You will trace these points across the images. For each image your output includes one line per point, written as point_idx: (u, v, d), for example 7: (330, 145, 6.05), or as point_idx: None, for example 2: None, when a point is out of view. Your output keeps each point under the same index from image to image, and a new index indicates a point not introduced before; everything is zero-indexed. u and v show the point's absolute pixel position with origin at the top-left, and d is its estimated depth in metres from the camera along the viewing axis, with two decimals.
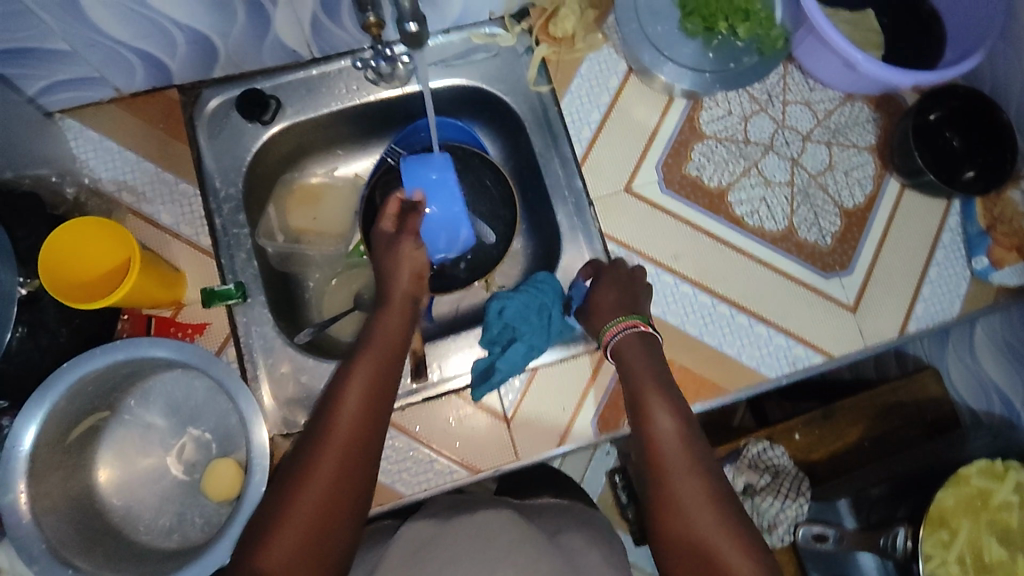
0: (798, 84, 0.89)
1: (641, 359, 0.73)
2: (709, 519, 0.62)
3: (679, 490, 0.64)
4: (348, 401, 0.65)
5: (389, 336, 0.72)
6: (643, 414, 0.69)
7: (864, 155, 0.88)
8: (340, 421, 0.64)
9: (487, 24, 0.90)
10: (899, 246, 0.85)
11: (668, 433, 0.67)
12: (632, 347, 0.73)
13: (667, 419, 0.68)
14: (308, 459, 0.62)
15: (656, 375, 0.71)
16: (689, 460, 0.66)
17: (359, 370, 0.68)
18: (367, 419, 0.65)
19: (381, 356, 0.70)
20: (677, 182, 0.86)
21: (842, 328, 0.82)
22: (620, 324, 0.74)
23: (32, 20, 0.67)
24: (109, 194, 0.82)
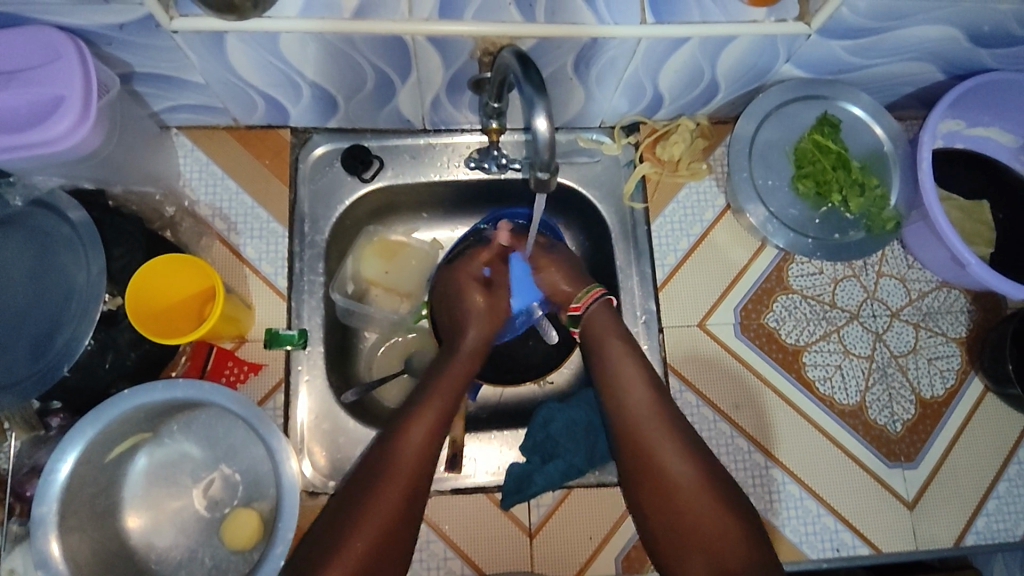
0: (897, 258, 0.87)
1: (613, 337, 0.76)
2: (697, 492, 0.68)
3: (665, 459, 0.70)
4: (412, 441, 0.69)
5: (451, 392, 0.74)
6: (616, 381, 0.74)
7: (952, 346, 0.86)
8: (404, 458, 0.68)
9: (595, 130, 0.89)
10: (971, 451, 0.82)
11: (644, 404, 0.72)
12: (602, 316, 0.78)
13: (638, 386, 0.73)
14: (373, 487, 0.66)
15: (630, 349, 0.75)
16: (672, 429, 0.71)
17: (421, 423, 0.70)
18: (425, 462, 0.68)
19: (440, 412, 0.72)
20: (753, 329, 0.85)
21: (893, 522, 0.80)
22: (589, 295, 0.78)
23: (179, 55, 0.70)
24: (203, 218, 0.84)
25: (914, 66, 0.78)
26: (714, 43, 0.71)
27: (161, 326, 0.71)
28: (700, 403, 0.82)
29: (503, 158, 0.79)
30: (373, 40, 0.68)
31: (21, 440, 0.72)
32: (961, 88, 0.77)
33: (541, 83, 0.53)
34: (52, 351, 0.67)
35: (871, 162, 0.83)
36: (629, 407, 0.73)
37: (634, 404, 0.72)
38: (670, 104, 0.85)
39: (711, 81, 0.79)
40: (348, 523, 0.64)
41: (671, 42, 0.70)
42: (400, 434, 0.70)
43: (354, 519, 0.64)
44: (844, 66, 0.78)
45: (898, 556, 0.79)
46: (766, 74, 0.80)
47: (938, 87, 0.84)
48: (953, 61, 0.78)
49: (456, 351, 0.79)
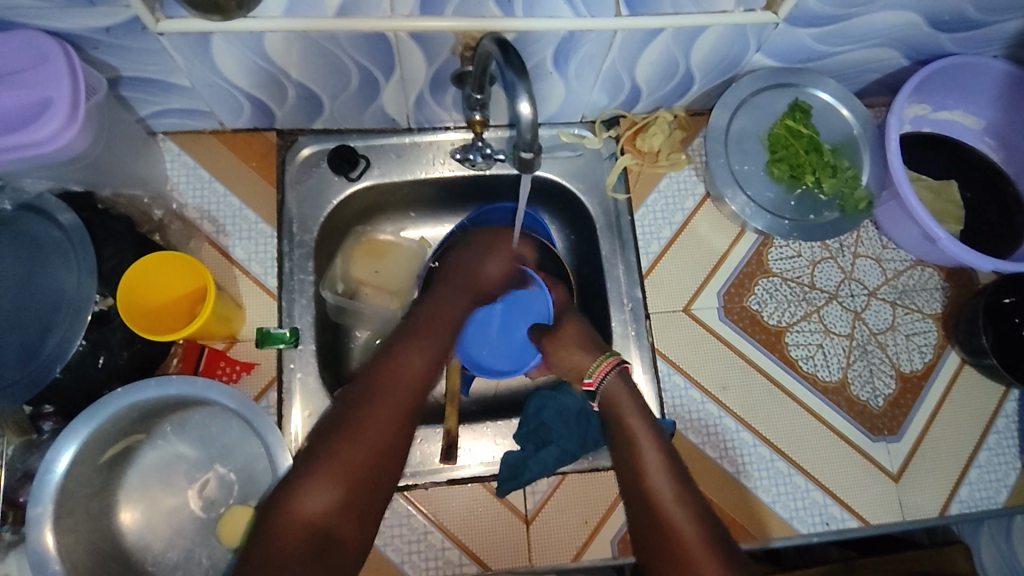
0: (871, 239, 0.90)
1: (629, 406, 0.72)
2: (698, 548, 0.61)
3: (671, 520, 0.63)
4: (384, 405, 0.67)
5: (431, 351, 0.73)
6: (632, 444, 0.69)
7: (928, 322, 0.88)
8: (397, 386, 0.68)
9: (577, 125, 0.91)
10: (951, 423, 0.85)
11: (657, 473, 0.67)
12: (616, 389, 0.74)
13: (653, 448, 0.68)
14: (358, 412, 0.66)
15: (644, 420, 0.71)
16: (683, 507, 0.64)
17: (393, 390, 0.68)
18: (399, 426, 0.67)
19: (416, 374, 0.70)
20: (736, 312, 0.87)
21: (880, 494, 0.82)
22: (602, 366, 0.75)
23: (165, 58, 0.71)
24: (191, 220, 0.85)
25: (879, 53, 0.81)
26: (687, 35, 0.73)
27: (140, 313, 0.71)
28: (689, 386, 0.84)
29: (486, 148, 0.84)
30: (356, 37, 0.69)
31: (14, 445, 0.72)
32: (924, 72, 0.81)
33: (522, 67, 0.55)
34: (44, 353, 0.67)
35: (842, 146, 0.86)
36: (645, 480, 0.66)
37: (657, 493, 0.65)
38: (648, 96, 0.87)
39: (685, 72, 0.82)
40: (322, 463, 0.63)
41: (646, 33, 0.72)
42: (377, 399, 0.67)
43: (332, 453, 0.63)
44: (812, 54, 0.81)
45: (886, 527, 0.81)
46: (738, 64, 0.82)
47: (902, 73, 0.87)
48: (915, 47, 0.81)
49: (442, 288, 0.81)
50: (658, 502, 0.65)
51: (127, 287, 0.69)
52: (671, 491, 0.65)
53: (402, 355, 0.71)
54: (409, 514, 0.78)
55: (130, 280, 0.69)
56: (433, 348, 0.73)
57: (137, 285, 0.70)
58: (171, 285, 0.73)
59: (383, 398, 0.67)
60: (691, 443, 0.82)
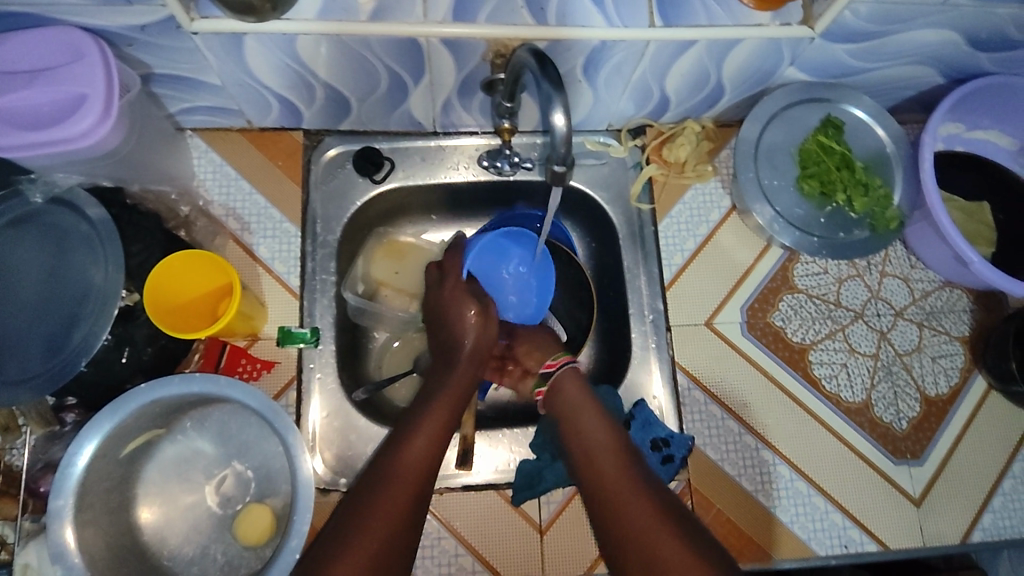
0: (900, 258, 0.89)
1: (573, 388, 0.74)
2: (659, 529, 0.58)
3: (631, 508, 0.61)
4: (398, 482, 0.62)
5: (436, 432, 0.67)
6: (585, 448, 0.68)
7: (955, 345, 0.87)
8: (404, 463, 0.64)
9: (603, 133, 0.91)
10: (977, 448, 0.83)
11: (597, 439, 0.68)
12: (570, 379, 0.75)
13: (604, 443, 0.68)
14: (365, 499, 0.61)
15: (585, 397, 0.73)
16: (620, 466, 0.65)
17: (408, 462, 0.64)
18: (412, 514, 0.61)
19: (421, 465, 0.64)
20: (759, 328, 0.86)
21: (901, 519, 0.81)
22: (561, 358, 0.77)
23: (197, 57, 0.71)
24: (217, 218, 0.85)
25: (915, 70, 0.80)
26: (720, 47, 0.73)
27: (169, 311, 0.72)
28: (708, 401, 0.83)
29: (514, 157, 0.86)
30: (387, 42, 0.69)
31: (37, 435, 0.73)
32: (961, 90, 0.79)
33: (558, 79, 0.54)
34: (71, 346, 0.68)
35: (874, 163, 0.85)
36: (588, 450, 0.68)
37: (597, 458, 0.66)
38: (676, 107, 0.86)
39: (716, 84, 0.81)
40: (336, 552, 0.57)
41: (679, 45, 0.71)
42: (386, 484, 0.62)
43: (345, 539, 0.58)
44: (847, 69, 0.80)
45: (905, 552, 0.80)
46: (770, 77, 0.81)
47: (937, 90, 0.86)
48: (952, 65, 0.80)
49: (455, 360, 0.75)
50: (607, 487, 0.64)
51: (155, 289, 0.70)
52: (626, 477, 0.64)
53: (409, 440, 0.66)
54: (423, 519, 0.78)
55: (156, 279, 0.70)
56: (439, 429, 0.67)
57: (163, 285, 0.71)
58: (195, 282, 0.74)
59: (395, 482, 0.62)
60: (709, 458, 0.81)
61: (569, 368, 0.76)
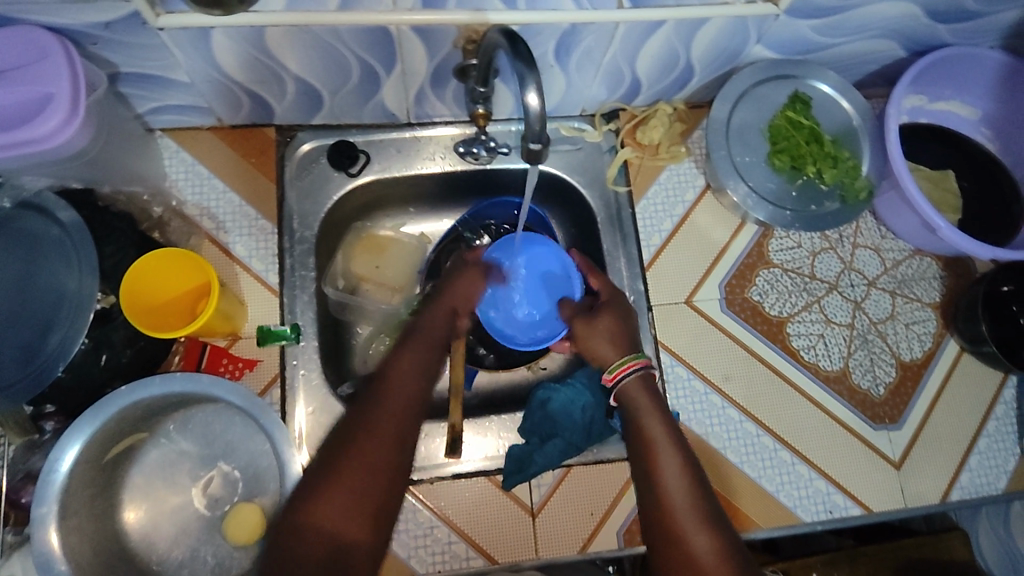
0: (870, 229, 0.91)
1: (647, 405, 0.69)
2: (721, 575, 0.56)
3: (694, 539, 0.58)
4: (390, 399, 0.63)
5: (417, 372, 0.66)
6: (657, 473, 0.63)
7: (927, 311, 0.89)
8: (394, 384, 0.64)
9: (577, 119, 0.91)
10: (952, 410, 0.86)
11: (673, 469, 0.63)
12: (636, 390, 0.70)
13: (676, 466, 0.63)
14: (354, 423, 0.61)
15: (661, 416, 0.67)
16: (692, 502, 0.61)
17: (399, 383, 0.64)
18: (396, 455, 0.59)
19: (402, 404, 0.62)
20: (738, 303, 0.87)
21: (882, 483, 0.83)
22: (623, 367, 0.72)
23: (164, 53, 0.70)
24: (191, 218, 0.84)
25: (877, 44, 0.82)
26: (688, 27, 0.73)
27: (146, 310, 0.71)
28: (692, 377, 0.84)
29: (490, 142, 0.88)
30: (358, 31, 0.69)
31: (15, 446, 0.71)
32: (921, 63, 0.81)
33: (530, 58, 0.55)
34: (46, 352, 0.67)
35: (842, 137, 0.87)
36: (658, 478, 0.63)
37: (671, 489, 0.62)
38: (647, 89, 0.87)
39: (686, 64, 0.82)
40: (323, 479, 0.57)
41: (648, 25, 0.72)
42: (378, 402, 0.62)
43: (330, 464, 0.58)
44: (812, 46, 0.81)
45: (887, 514, 0.82)
46: (738, 56, 0.83)
47: (900, 64, 0.88)
48: (913, 38, 0.82)
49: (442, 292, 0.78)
50: (676, 521, 0.60)
51: (130, 287, 0.69)
52: (694, 514, 0.60)
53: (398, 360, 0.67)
54: (415, 509, 0.78)
55: (130, 279, 0.69)
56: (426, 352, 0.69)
57: (136, 284, 0.70)
58: (170, 280, 0.72)
59: (379, 427, 0.60)
60: (695, 433, 0.82)
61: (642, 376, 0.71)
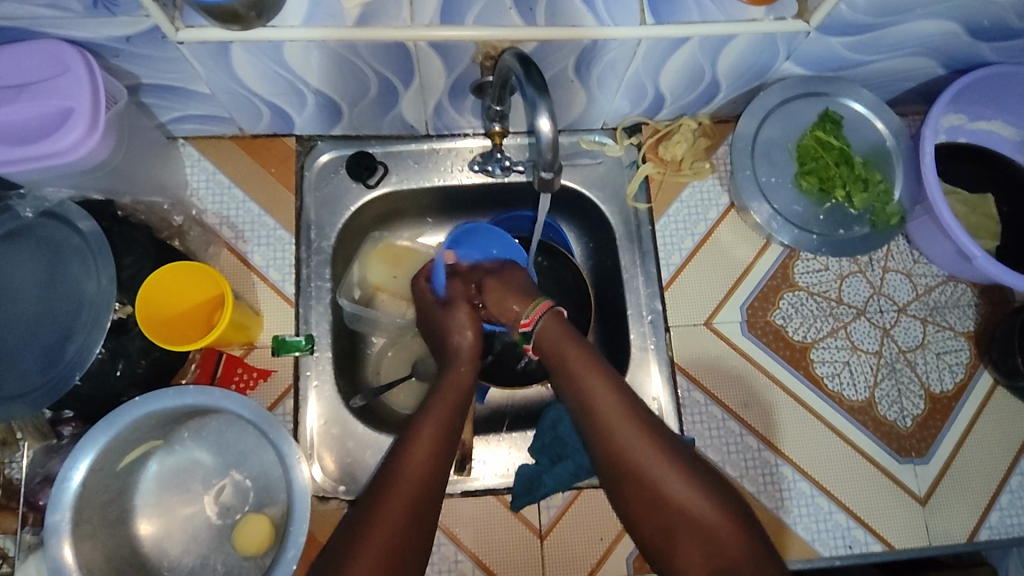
0: (902, 253, 0.88)
1: (564, 342, 0.68)
2: (672, 481, 0.60)
3: (634, 451, 0.61)
4: (398, 494, 0.60)
5: (433, 445, 0.64)
6: (591, 407, 0.64)
7: (960, 340, 0.85)
8: (407, 473, 0.61)
9: (598, 132, 0.89)
10: (983, 445, 0.82)
11: (603, 398, 0.64)
12: (548, 331, 0.70)
13: (607, 393, 0.64)
14: (365, 515, 0.58)
15: (583, 351, 0.67)
16: (633, 425, 0.63)
17: (408, 474, 0.61)
18: (401, 552, 0.57)
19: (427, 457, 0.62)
20: (759, 327, 0.85)
21: (906, 519, 0.79)
22: (537, 309, 0.71)
23: (185, 66, 0.70)
24: (211, 226, 0.85)
25: (914, 61, 0.78)
26: (713, 44, 0.71)
27: (166, 321, 0.72)
28: (709, 402, 0.82)
29: (505, 160, 0.85)
30: (375, 47, 0.68)
31: (34, 449, 0.73)
32: (962, 82, 0.77)
33: (542, 84, 0.54)
34: (64, 361, 0.68)
35: (874, 157, 0.83)
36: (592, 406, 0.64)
37: (610, 422, 0.63)
38: (671, 104, 0.85)
39: (711, 80, 0.80)
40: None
41: (671, 42, 0.70)
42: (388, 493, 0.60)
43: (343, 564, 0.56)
44: (844, 63, 0.78)
45: (910, 551, 0.79)
46: (766, 73, 0.80)
47: (938, 81, 0.84)
48: (953, 56, 0.78)
49: (453, 361, 0.74)
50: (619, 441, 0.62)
51: (150, 299, 0.70)
52: (642, 443, 0.62)
53: (409, 445, 0.63)
54: None
55: (149, 292, 0.70)
56: (436, 436, 0.65)
57: (155, 297, 0.71)
58: (186, 291, 0.73)
59: (396, 498, 0.59)
60: (710, 460, 0.80)
61: (557, 321, 0.70)
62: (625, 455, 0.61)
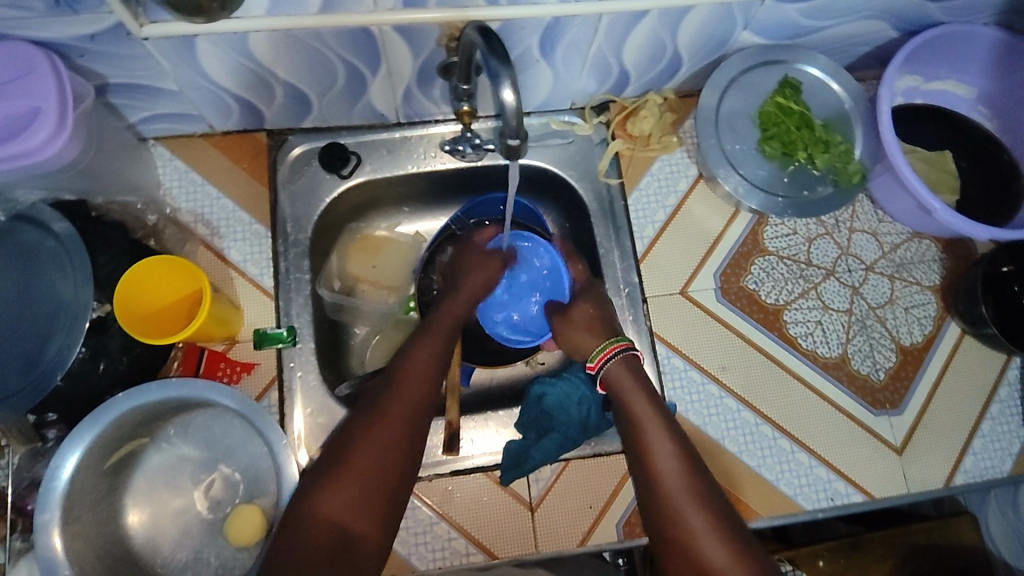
0: (867, 213, 0.90)
1: (639, 394, 0.71)
2: (724, 558, 0.58)
3: (690, 520, 0.61)
4: (405, 389, 0.66)
5: (435, 350, 0.71)
6: (650, 464, 0.65)
7: (927, 294, 0.88)
8: (411, 371, 0.68)
9: (566, 112, 0.91)
10: (953, 394, 0.85)
11: (666, 459, 0.65)
12: (623, 377, 0.73)
13: (669, 450, 0.66)
14: (376, 404, 0.65)
15: (657, 406, 0.70)
16: (694, 493, 0.63)
17: (414, 372, 0.68)
18: (405, 436, 0.63)
19: (405, 413, 0.64)
20: (733, 292, 0.87)
21: (884, 469, 0.82)
22: (606, 352, 0.75)
23: (150, 63, 0.71)
24: (186, 224, 0.85)
25: (868, 25, 0.81)
26: (672, 15, 0.73)
27: (145, 316, 0.72)
28: (688, 368, 0.84)
29: (476, 139, 0.85)
30: (340, 33, 0.69)
31: (19, 454, 0.73)
32: (913, 43, 0.80)
33: (505, 56, 0.55)
34: (44, 362, 0.68)
35: (834, 121, 0.86)
36: (651, 462, 0.65)
37: (667, 484, 0.64)
38: (636, 80, 0.87)
39: (673, 53, 0.81)
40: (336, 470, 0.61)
41: (631, 16, 0.72)
42: (397, 386, 0.66)
43: (346, 449, 0.62)
44: (800, 30, 0.81)
45: (890, 500, 0.81)
46: (725, 44, 0.82)
47: (892, 44, 0.86)
48: (904, 18, 0.81)
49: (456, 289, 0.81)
50: (677, 509, 0.62)
51: (128, 295, 0.70)
52: (700, 515, 0.61)
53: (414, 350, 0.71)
54: (414, 507, 0.78)
55: (127, 289, 0.70)
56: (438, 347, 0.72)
57: (134, 293, 0.71)
58: (165, 286, 0.73)
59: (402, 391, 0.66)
60: (692, 424, 0.82)
61: (625, 363, 0.74)
62: (680, 521, 0.61)
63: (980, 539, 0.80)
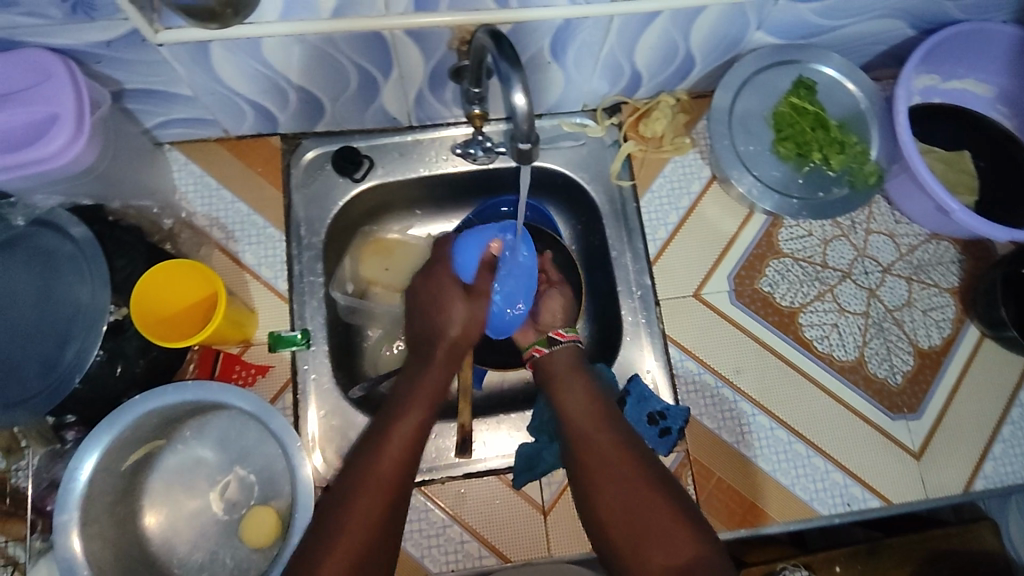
0: (884, 215, 0.89)
1: (562, 359, 0.79)
2: (629, 474, 0.66)
3: (598, 449, 0.68)
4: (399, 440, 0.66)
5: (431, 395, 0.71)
6: (567, 411, 0.73)
7: (945, 296, 0.87)
8: (409, 420, 0.68)
9: (578, 114, 0.91)
10: (973, 398, 0.83)
11: (581, 405, 0.73)
12: (562, 352, 0.80)
13: (583, 399, 0.74)
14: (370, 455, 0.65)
15: (575, 367, 0.78)
16: (604, 427, 0.70)
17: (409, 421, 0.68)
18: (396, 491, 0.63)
19: (417, 428, 0.68)
20: (747, 295, 0.86)
21: (902, 474, 0.81)
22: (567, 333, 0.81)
23: (166, 68, 0.71)
24: (201, 228, 0.86)
25: (884, 24, 0.80)
26: (684, 16, 0.72)
27: (160, 319, 0.73)
28: (702, 371, 0.83)
29: (487, 142, 0.85)
30: (352, 37, 0.69)
31: (39, 455, 0.74)
32: (930, 42, 0.79)
33: (515, 59, 0.55)
34: (63, 364, 0.69)
35: (849, 121, 0.85)
36: (567, 409, 0.73)
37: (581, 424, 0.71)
38: (649, 81, 0.86)
39: (686, 54, 0.81)
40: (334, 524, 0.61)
41: (644, 17, 0.71)
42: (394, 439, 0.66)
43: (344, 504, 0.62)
44: (815, 29, 0.80)
45: (908, 505, 0.80)
46: (739, 44, 0.81)
47: (909, 43, 0.85)
48: (921, 17, 0.80)
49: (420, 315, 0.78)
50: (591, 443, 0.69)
51: (145, 299, 0.71)
52: (607, 443, 0.69)
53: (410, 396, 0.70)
54: (427, 510, 0.78)
55: (143, 293, 0.71)
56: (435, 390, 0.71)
57: (150, 297, 0.72)
58: (181, 290, 0.74)
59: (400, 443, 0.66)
60: (706, 428, 0.81)
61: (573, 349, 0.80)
62: (591, 452, 0.68)
63: (1002, 545, 0.79)
